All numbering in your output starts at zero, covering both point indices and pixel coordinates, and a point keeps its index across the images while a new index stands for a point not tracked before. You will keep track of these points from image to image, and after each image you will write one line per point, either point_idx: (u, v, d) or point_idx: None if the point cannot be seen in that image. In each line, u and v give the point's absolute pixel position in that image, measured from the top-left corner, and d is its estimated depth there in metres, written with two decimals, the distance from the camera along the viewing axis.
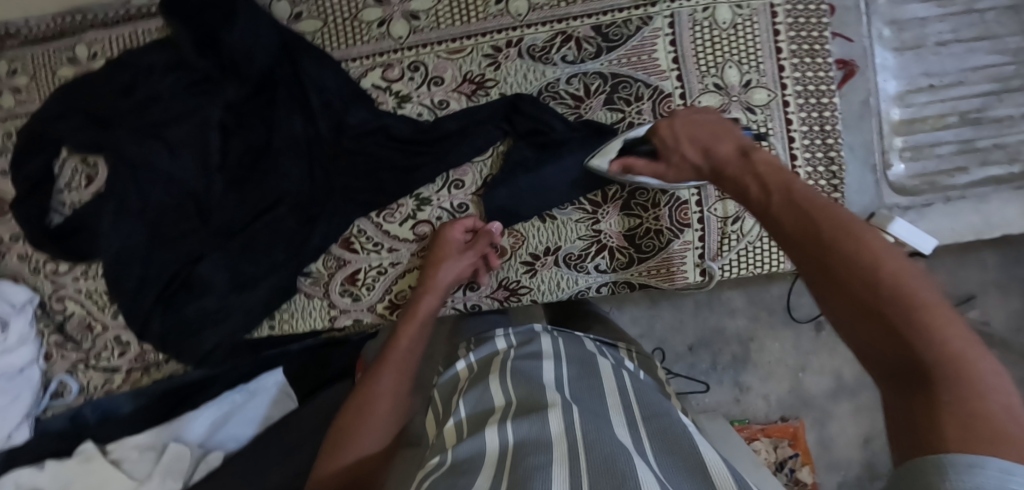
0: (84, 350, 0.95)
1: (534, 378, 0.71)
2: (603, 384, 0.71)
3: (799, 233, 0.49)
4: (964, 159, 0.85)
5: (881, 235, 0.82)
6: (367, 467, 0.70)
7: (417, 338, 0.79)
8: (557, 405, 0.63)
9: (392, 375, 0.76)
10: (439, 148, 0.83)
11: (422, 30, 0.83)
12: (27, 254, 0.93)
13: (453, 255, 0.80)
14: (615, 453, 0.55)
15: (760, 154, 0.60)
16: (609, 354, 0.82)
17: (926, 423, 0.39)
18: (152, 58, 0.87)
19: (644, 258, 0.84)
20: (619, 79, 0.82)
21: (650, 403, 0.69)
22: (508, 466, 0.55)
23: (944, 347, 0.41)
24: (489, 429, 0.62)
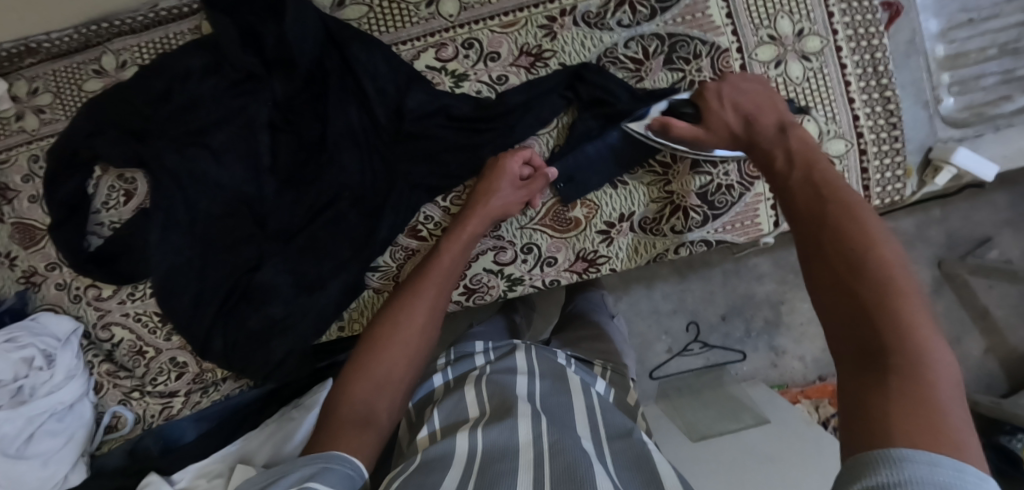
0: (137, 377, 0.89)
1: (506, 389, 0.74)
2: (574, 402, 0.74)
3: (808, 210, 0.57)
4: (1008, 88, 0.89)
5: (945, 168, 0.84)
6: (392, 388, 0.71)
7: (446, 273, 0.77)
8: (528, 416, 0.67)
9: (423, 306, 0.75)
10: (499, 127, 0.81)
11: (473, 6, 0.81)
12: (66, 282, 0.87)
13: (507, 186, 0.77)
14: (578, 463, 0.58)
15: (802, 140, 0.65)
16: (581, 372, 0.85)
17: (873, 388, 0.42)
18: (189, 61, 0.82)
19: (718, 215, 0.83)
20: (676, 38, 0.82)
21: (616, 422, 0.71)
22: (475, 470, 0.59)
23: (912, 339, 0.43)
24: (462, 433, 0.67)
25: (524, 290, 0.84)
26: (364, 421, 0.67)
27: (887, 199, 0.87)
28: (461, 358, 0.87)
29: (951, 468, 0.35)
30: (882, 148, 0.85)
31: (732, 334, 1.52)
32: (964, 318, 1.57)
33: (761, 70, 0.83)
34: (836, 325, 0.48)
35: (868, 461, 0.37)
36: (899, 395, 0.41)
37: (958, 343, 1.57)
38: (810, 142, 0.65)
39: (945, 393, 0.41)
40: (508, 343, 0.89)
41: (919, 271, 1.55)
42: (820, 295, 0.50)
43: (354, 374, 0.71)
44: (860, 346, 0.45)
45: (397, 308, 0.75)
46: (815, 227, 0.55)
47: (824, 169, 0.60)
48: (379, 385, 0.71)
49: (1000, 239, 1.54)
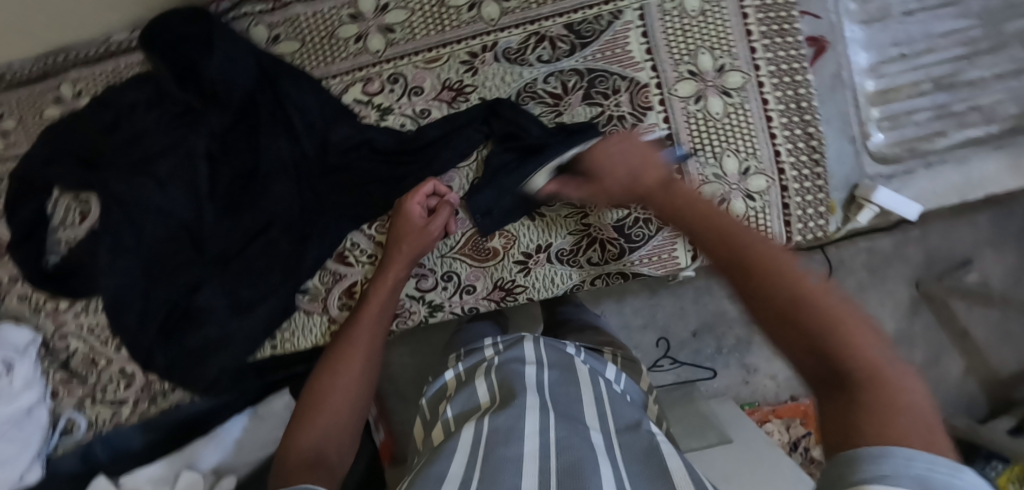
0: (89, 385, 0.95)
1: (516, 378, 0.73)
2: (584, 394, 0.73)
3: (725, 256, 0.57)
4: (941, 123, 0.89)
5: (866, 206, 0.84)
6: (340, 436, 0.71)
7: (378, 323, 0.80)
8: (536, 408, 0.66)
9: (361, 352, 0.77)
10: (417, 162, 0.85)
11: (399, 42, 0.85)
12: (27, 294, 0.94)
13: (416, 226, 0.81)
14: (585, 458, 0.57)
15: (684, 187, 0.67)
16: (589, 362, 0.84)
17: (842, 413, 0.45)
18: (135, 94, 0.88)
19: (635, 248, 0.84)
20: (595, 73, 0.83)
21: (627, 414, 0.71)
22: (480, 454, 0.60)
23: (869, 368, 0.46)
24: (468, 427, 0.66)
25: (444, 316, 0.88)
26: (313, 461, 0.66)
27: (809, 235, 0.87)
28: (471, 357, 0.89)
29: (922, 462, 0.39)
30: (804, 185, 0.85)
31: (703, 351, 1.51)
32: (942, 338, 1.51)
33: (681, 105, 0.84)
34: (792, 357, 0.50)
35: (852, 459, 0.40)
36: (873, 408, 0.44)
37: (937, 363, 1.52)
38: (689, 189, 0.67)
39: (908, 399, 0.44)
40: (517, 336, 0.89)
41: (896, 290, 1.49)
42: (772, 333, 0.51)
43: (310, 416, 0.72)
44: (821, 370, 0.48)
45: (339, 358, 0.77)
46: (738, 270, 0.55)
47: (707, 218, 0.61)
48: (332, 428, 0.71)
49: (983, 259, 1.47)
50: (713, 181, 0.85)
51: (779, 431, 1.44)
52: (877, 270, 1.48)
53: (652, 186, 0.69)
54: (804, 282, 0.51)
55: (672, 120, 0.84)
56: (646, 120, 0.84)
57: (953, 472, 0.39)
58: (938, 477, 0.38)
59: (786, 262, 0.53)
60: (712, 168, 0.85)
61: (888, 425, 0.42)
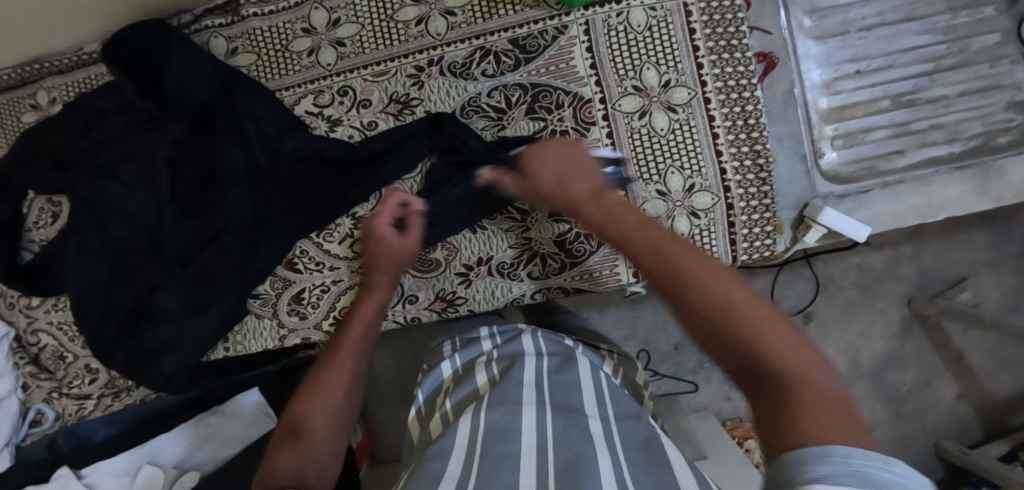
0: (57, 378, 1.00)
1: (515, 370, 0.71)
2: (580, 379, 0.71)
3: (655, 265, 0.57)
4: (900, 141, 0.86)
5: (813, 226, 0.81)
6: (325, 440, 0.68)
7: (359, 347, 0.78)
8: (532, 403, 0.64)
9: (348, 355, 0.76)
10: (366, 174, 0.86)
11: (349, 56, 0.87)
12: (4, 291, 0.99)
13: (394, 241, 0.79)
14: (584, 453, 0.55)
15: (612, 196, 0.68)
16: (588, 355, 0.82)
17: (779, 416, 0.43)
18: (104, 100, 0.92)
19: (575, 263, 0.85)
20: (539, 88, 0.84)
21: (625, 404, 0.69)
22: (477, 452, 0.57)
23: (794, 368, 0.46)
24: (464, 419, 0.64)
25: (387, 325, 0.89)
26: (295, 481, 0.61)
27: (756, 254, 0.85)
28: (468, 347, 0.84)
29: (860, 458, 0.38)
30: (750, 203, 0.83)
31: (684, 364, 1.46)
32: (935, 361, 1.38)
33: (625, 121, 0.84)
34: (725, 360, 0.50)
35: (792, 458, 0.39)
36: (802, 411, 0.43)
37: (928, 387, 1.39)
38: (618, 199, 0.67)
39: (833, 404, 0.43)
40: (514, 328, 0.86)
41: (887, 309, 1.38)
42: (707, 339, 0.51)
43: (290, 438, 0.67)
44: (754, 377, 0.47)
45: (324, 365, 0.76)
46: (668, 279, 0.55)
47: (626, 231, 0.62)
48: (311, 452, 0.66)
49: (978, 280, 1.36)
50: (656, 197, 0.84)
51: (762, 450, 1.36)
52: (868, 288, 1.38)
53: (587, 196, 0.68)
54: (722, 299, 0.51)
55: (614, 136, 0.84)
56: (589, 135, 0.84)
57: (886, 464, 0.37)
58: (879, 474, 0.37)
59: (712, 268, 0.54)
60: (656, 185, 0.84)
61: (809, 423, 0.41)
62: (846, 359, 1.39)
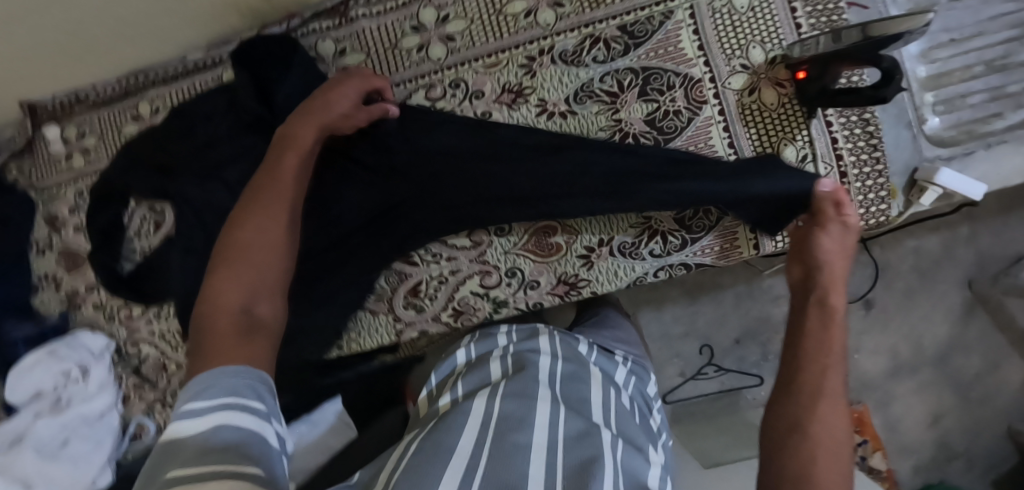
0: (160, 389, 0.98)
1: (529, 367, 0.74)
2: (591, 394, 0.74)
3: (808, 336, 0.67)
4: (997, 105, 0.87)
5: (928, 188, 0.83)
6: (251, 344, 0.59)
7: (280, 259, 0.67)
8: (546, 400, 0.68)
9: (275, 211, 0.69)
10: (507, 158, 0.83)
11: (459, 50, 0.89)
12: (102, 302, 0.99)
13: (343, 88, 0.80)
14: (594, 456, 0.59)
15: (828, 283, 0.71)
16: (600, 364, 0.86)
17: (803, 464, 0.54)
18: (208, 105, 0.92)
19: (696, 239, 0.86)
20: (650, 71, 0.86)
21: (630, 430, 0.70)
22: (492, 433, 0.61)
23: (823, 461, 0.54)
24: (480, 398, 0.69)
25: (508, 313, 0.89)
26: (247, 323, 0.60)
27: (871, 220, 0.86)
28: (484, 342, 0.86)
29: None
30: (863, 170, 0.85)
31: (747, 358, 1.43)
32: (1002, 343, 1.38)
33: (735, 98, 0.86)
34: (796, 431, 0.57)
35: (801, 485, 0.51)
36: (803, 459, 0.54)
37: (995, 370, 1.38)
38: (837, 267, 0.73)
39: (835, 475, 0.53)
40: (530, 328, 0.88)
41: (948, 292, 1.38)
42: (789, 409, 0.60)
43: (226, 266, 0.63)
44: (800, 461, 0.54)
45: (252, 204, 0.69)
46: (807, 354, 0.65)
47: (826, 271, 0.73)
48: (256, 288, 0.64)
49: None
50: None
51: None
52: (926, 273, 1.38)
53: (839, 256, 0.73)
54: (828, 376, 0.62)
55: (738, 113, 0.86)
56: (701, 113, 0.86)
57: None
58: None
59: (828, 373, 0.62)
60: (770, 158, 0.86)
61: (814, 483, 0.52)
62: (910, 344, 1.39)
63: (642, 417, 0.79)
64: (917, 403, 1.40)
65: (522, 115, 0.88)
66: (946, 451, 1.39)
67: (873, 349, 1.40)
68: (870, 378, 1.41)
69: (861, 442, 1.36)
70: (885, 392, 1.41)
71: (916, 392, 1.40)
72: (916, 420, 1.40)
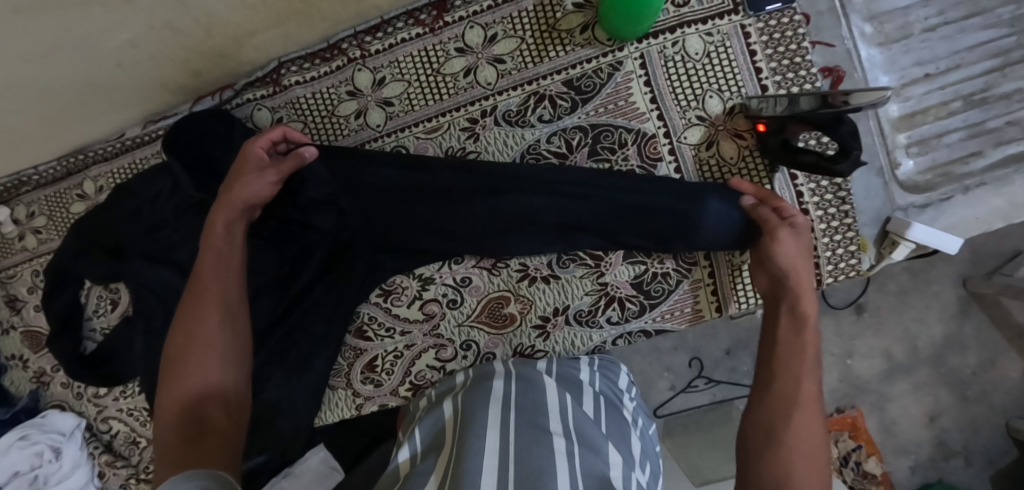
0: (134, 465, 0.99)
1: (479, 392, 0.70)
2: (546, 400, 0.68)
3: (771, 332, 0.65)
4: (977, 142, 0.82)
5: (900, 243, 0.78)
6: (208, 441, 0.54)
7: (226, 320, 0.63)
8: (496, 424, 0.62)
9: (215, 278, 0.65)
10: (467, 202, 0.77)
11: (398, 114, 0.85)
12: (70, 381, 0.99)
13: (252, 172, 0.70)
14: (543, 478, 0.53)
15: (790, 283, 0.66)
16: (564, 370, 0.77)
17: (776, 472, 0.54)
18: (150, 183, 0.90)
19: (655, 303, 0.82)
20: (600, 128, 0.81)
21: (589, 432, 0.64)
22: (446, 475, 0.56)
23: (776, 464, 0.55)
24: (433, 453, 0.63)
25: None
26: (198, 430, 0.55)
27: (841, 276, 0.82)
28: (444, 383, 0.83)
29: None
30: (831, 225, 0.80)
31: None
32: (998, 339, 1.22)
33: (692, 152, 0.80)
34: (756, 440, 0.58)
35: None
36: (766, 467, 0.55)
37: (992, 366, 1.22)
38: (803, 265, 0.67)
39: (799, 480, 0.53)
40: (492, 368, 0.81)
41: (941, 291, 1.21)
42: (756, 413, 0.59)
43: (177, 364, 0.60)
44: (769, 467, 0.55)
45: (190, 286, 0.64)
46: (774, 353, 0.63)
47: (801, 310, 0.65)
48: (206, 374, 0.59)
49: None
50: None
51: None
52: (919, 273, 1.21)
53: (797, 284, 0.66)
54: (800, 380, 0.60)
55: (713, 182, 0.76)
56: (657, 171, 0.81)
57: None
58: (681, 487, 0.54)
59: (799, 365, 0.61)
60: None
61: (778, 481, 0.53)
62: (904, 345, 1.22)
63: (609, 412, 0.72)
64: (912, 404, 1.23)
65: None
66: (944, 449, 1.23)
67: (867, 352, 1.23)
68: (863, 379, 1.23)
69: (857, 447, 1.20)
70: (880, 394, 1.23)
71: (911, 393, 1.22)
72: (912, 422, 1.23)
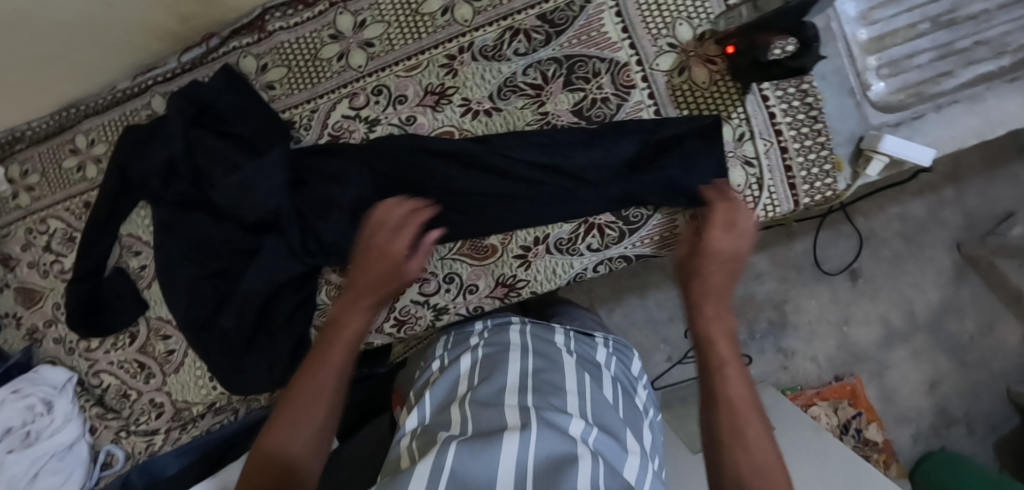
0: (123, 417, 1.00)
1: (497, 373, 0.71)
2: (566, 382, 0.71)
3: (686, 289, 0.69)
4: (946, 63, 0.85)
5: (873, 156, 0.80)
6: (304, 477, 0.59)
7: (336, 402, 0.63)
8: (516, 408, 0.64)
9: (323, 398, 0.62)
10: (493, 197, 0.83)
11: (379, 55, 0.87)
12: (62, 337, 1.00)
13: None
14: (566, 461, 0.55)
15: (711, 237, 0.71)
16: (580, 350, 0.82)
17: (727, 458, 0.55)
18: (140, 131, 0.92)
19: (634, 229, 0.84)
20: (574, 59, 0.83)
21: (609, 417, 0.68)
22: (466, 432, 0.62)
23: (738, 465, 0.54)
24: (456, 421, 0.65)
25: (451, 318, 0.88)
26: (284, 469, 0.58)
27: (817, 195, 0.83)
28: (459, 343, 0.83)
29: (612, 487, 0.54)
30: (804, 144, 0.82)
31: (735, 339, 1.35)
32: (995, 302, 1.36)
33: (665, 79, 0.83)
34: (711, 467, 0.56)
35: None
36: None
37: (991, 331, 1.36)
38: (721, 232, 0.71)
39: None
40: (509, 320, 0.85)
41: (936, 256, 1.35)
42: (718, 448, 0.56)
43: (286, 415, 0.61)
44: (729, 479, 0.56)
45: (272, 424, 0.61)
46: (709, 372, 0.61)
47: (702, 331, 0.64)
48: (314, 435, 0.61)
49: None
50: None
51: (828, 416, 1.28)
52: (914, 238, 1.35)
53: (701, 287, 0.67)
54: (727, 356, 0.61)
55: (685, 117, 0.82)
56: (631, 99, 0.83)
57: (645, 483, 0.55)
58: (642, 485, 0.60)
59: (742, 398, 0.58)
60: None
61: None
62: (901, 311, 1.36)
63: (626, 400, 0.77)
64: (912, 371, 1.37)
65: (446, 116, 0.86)
66: (945, 417, 1.36)
67: (864, 319, 1.36)
68: (861, 347, 1.37)
69: (856, 414, 1.29)
70: (879, 362, 1.37)
71: (910, 360, 1.37)
72: (913, 388, 1.37)
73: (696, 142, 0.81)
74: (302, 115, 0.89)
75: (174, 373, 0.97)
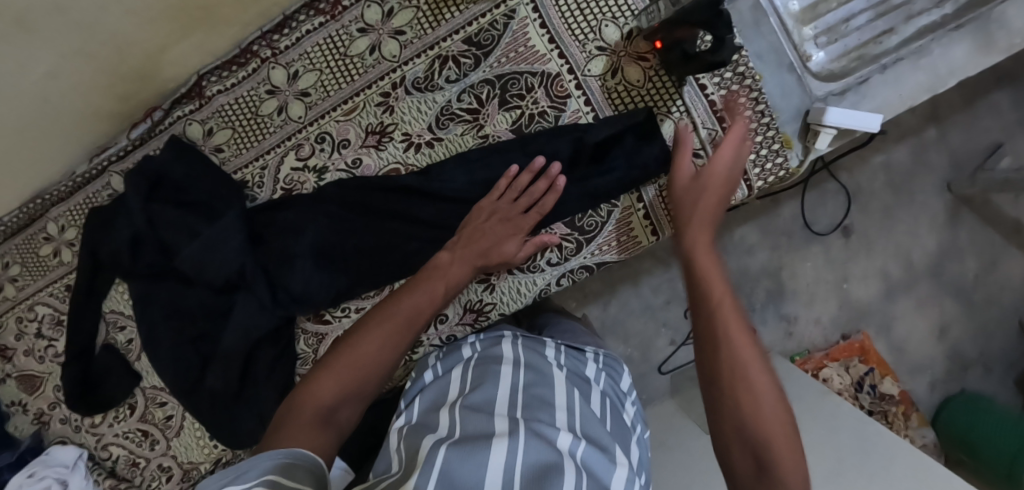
0: (137, 485, 1.03)
1: (489, 381, 0.71)
2: (555, 397, 0.69)
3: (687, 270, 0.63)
4: (885, 20, 0.82)
5: (820, 131, 0.78)
6: (339, 422, 0.63)
7: (379, 358, 0.68)
8: (503, 415, 0.63)
9: (373, 345, 0.68)
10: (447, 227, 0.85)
11: (316, 103, 0.88)
12: (68, 416, 1.03)
13: None
14: (552, 468, 0.55)
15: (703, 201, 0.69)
16: (570, 363, 0.81)
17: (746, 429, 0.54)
18: (103, 211, 0.94)
19: (590, 238, 0.83)
20: (505, 78, 0.83)
21: (595, 430, 0.66)
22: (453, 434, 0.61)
23: (759, 431, 0.54)
24: (446, 425, 0.64)
25: (425, 351, 0.89)
26: (322, 417, 0.62)
27: (770, 178, 0.82)
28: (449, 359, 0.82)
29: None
30: (749, 127, 0.81)
31: None
32: (995, 238, 1.32)
33: (598, 84, 0.82)
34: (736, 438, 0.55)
35: None
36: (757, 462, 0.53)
37: (994, 268, 1.33)
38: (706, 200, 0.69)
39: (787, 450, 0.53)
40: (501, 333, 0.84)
41: (927, 201, 1.31)
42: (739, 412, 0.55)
43: (328, 371, 0.66)
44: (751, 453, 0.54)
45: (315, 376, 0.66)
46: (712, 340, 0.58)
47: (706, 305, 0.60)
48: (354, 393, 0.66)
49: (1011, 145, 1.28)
50: None
51: (839, 376, 1.23)
52: (901, 187, 1.30)
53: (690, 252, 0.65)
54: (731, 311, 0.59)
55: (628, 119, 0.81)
56: (568, 108, 0.82)
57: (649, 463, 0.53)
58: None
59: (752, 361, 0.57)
60: None
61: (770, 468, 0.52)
62: (898, 262, 1.32)
63: (615, 415, 0.75)
64: (919, 320, 1.33)
65: (391, 153, 0.86)
66: (959, 361, 1.33)
67: (862, 276, 1.33)
68: (863, 304, 1.33)
69: (868, 370, 1.24)
70: (885, 315, 1.33)
71: (914, 310, 1.33)
72: (922, 337, 1.34)
73: (635, 140, 0.81)
74: (254, 174, 0.91)
75: (176, 436, 1.00)
